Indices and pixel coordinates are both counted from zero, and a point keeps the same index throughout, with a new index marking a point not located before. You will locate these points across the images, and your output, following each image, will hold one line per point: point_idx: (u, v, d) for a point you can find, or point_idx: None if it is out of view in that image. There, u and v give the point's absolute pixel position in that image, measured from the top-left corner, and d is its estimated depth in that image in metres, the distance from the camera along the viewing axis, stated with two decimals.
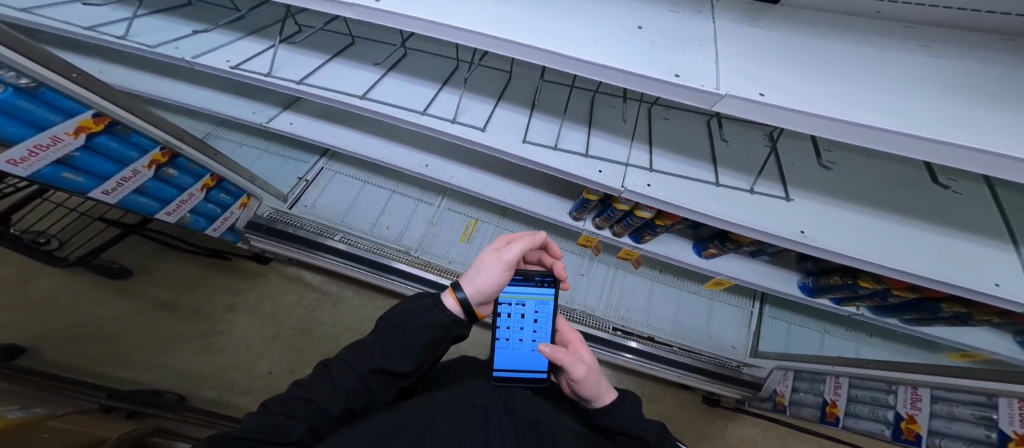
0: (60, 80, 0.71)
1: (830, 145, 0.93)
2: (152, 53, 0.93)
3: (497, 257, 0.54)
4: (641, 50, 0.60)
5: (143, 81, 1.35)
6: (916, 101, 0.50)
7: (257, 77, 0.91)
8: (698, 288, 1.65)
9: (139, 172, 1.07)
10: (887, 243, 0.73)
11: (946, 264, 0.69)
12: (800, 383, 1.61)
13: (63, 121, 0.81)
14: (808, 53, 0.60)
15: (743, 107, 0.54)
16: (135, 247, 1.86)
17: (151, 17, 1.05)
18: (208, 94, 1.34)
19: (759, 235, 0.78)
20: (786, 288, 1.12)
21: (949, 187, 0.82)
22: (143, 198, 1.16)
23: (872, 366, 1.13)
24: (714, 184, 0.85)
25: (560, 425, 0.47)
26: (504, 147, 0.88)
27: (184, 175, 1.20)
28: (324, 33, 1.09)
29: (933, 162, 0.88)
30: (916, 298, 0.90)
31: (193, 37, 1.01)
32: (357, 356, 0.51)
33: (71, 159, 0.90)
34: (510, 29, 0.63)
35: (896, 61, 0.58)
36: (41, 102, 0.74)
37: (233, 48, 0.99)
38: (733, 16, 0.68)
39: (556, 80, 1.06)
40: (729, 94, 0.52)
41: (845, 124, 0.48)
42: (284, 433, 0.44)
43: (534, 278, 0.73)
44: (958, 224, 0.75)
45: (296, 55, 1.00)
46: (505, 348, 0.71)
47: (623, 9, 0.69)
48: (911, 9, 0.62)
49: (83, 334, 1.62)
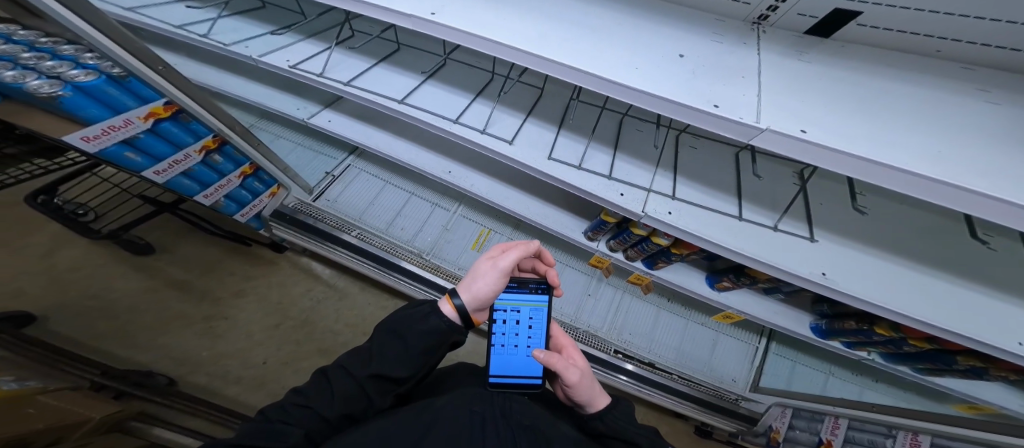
0: (149, 71, 0.74)
1: (863, 189, 0.94)
2: (225, 51, 0.97)
3: (492, 264, 0.54)
4: (681, 78, 0.62)
5: (204, 72, 1.40)
6: (962, 150, 0.51)
7: (311, 76, 0.93)
8: (705, 320, 1.64)
9: (190, 156, 1.07)
10: (920, 294, 0.74)
11: (974, 318, 0.69)
12: (797, 421, 1.55)
13: (137, 106, 0.84)
14: (851, 89, 0.62)
15: (782, 143, 0.55)
16: (161, 224, 1.86)
17: (230, 18, 1.10)
18: (258, 88, 1.37)
19: (778, 273, 0.79)
20: (796, 328, 1.12)
21: (987, 243, 0.83)
22: (187, 180, 1.15)
23: (874, 409, 1.14)
24: (736, 217, 0.86)
25: (565, 433, 0.46)
26: (529, 162, 0.88)
27: (227, 161, 1.21)
28: (378, 41, 1.12)
29: (973, 216, 0.87)
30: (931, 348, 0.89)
31: (262, 37, 1.04)
32: (354, 363, 0.51)
33: (136, 140, 0.91)
34: (554, 50, 0.65)
35: (949, 104, 0.60)
36: (125, 89, 0.80)
37: (293, 49, 1.01)
38: (783, 48, 0.70)
39: (588, 100, 1.08)
40: (769, 129, 0.54)
41: (881, 168, 0.49)
42: (280, 439, 0.43)
43: (529, 284, 0.73)
44: (985, 281, 0.76)
45: (349, 58, 1.02)
46: (500, 354, 0.72)
47: (678, 36, 0.71)
48: (963, 48, 0.64)
49: (92, 307, 1.59)
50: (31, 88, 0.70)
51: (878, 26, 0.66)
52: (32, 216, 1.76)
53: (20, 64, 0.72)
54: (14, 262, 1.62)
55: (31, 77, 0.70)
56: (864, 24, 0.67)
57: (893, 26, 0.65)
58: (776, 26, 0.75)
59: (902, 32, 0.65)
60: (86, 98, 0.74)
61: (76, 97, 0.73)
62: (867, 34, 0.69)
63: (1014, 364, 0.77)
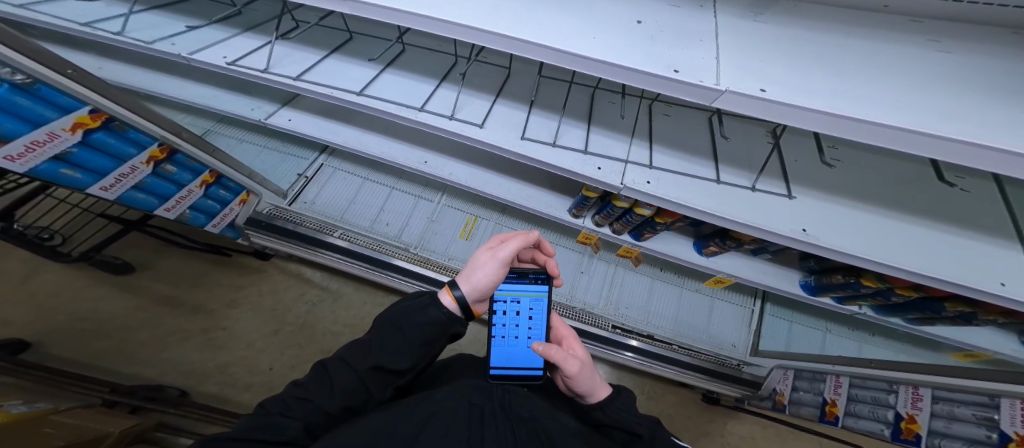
0: (55, 75, 0.70)
1: (834, 143, 0.92)
2: (149, 50, 0.91)
3: (491, 255, 0.55)
4: (637, 43, 0.58)
5: (141, 77, 1.33)
6: (926, 96, 0.49)
7: (254, 73, 0.89)
8: (699, 286, 1.64)
9: (138, 168, 1.06)
10: (906, 245, 0.72)
11: (955, 264, 0.68)
12: (800, 382, 1.56)
13: (59, 117, 0.80)
14: (807, 48, 0.59)
15: (745, 104, 0.52)
16: (137, 242, 1.87)
17: (148, 14, 1.04)
18: (202, 90, 1.33)
19: (758, 232, 0.78)
20: (788, 286, 1.13)
21: (957, 184, 0.81)
22: (142, 194, 1.15)
23: (872, 364, 1.12)
24: (715, 181, 0.84)
25: (563, 424, 0.47)
26: (504, 143, 0.86)
27: (183, 171, 1.18)
28: (320, 29, 1.08)
29: (939, 160, 0.86)
30: (919, 296, 0.90)
31: (190, 33, 0.99)
32: (355, 355, 0.50)
33: (68, 155, 0.90)
34: (493, 22, 0.62)
35: (906, 57, 0.56)
36: (37, 99, 0.74)
37: (230, 44, 0.98)
38: (736, 11, 0.66)
39: (555, 76, 1.04)
40: (729, 90, 0.50)
41: (852, 121, 0.47)
42: (281, 432, 0.42)
43: (529, 275, 0.75)
44: (967, 224, 0.74)
45: (294, 51, 0.99)
46: (500, 345, 0.74)
47: (625, 3, 0.67)
48: (920, 2, 0.60)
49: (86, 329, 1.63)
50: None
51: None
52: (6, 246, 1.76)
53: None
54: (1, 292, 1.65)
55: None
56: None
57: None
58: None
59: None
60: None
61: None
62: None
63: (998, 306, 0.77)
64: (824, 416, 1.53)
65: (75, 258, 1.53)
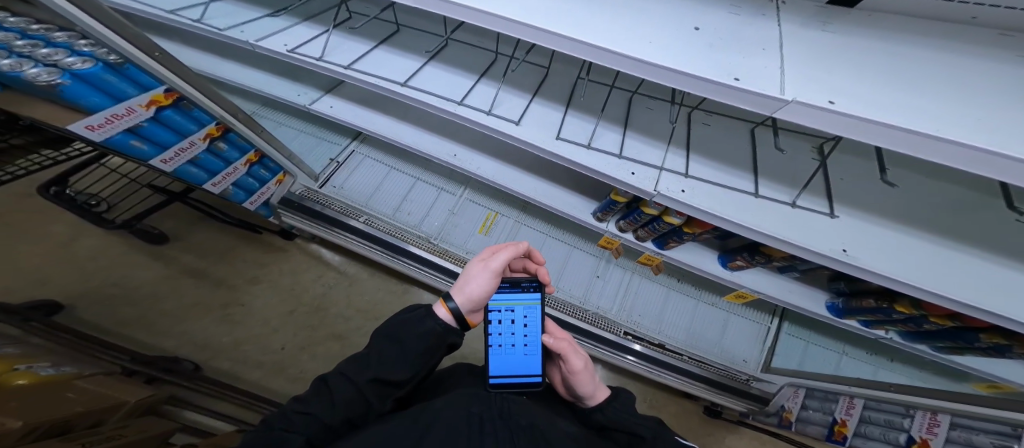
0: (145, 58, 0.70)
1: (885, 163, 0.90)
2: (220, 36, 0.92)
3: (484, 266, 0.57)
4: (701, 53, 0.56)
5: (195, 57, 1.39)
6: (1002, 119, 0.47)
7: (309, 61, 0.89)
8: (716, 299, 1.61)
9: (195, 144, 1.00)
10: (956, 279, 0.69)
11: (999, 296, 0.66)
12: (811, 402, 1.48)
13: (138, 94, 0.79)
14: (885, 62, 0.57)
15: (815, 117, 0.49)
16: (170, 214, 1.94)
17: (225, 2, 1.05)
18: (252, 73, 1.35)
19: (795, 249, 0.76)
20: (812, 307, 1.12)
21: (1022, 214, 0.78)
22: (195, 168, 1.09)
23: (893, 388, 1.06)
24: (752, 194, 0.83)
25: (564, 429, 0.48)
26: (540, 143, 0.84)
27: (233, 149, 1.15)
28: (374, 21, 1.05)
29: (999, 188, 0.83)
30: (953, 326, 0.90)
31: (260, 21, 0.99)
32: (354, 369, 0.52)
33: (140, 128, 0.85)
34: (552, 20, 0.61)
35: (995, 78, 0.53)
36: (123, 76, 0.75)
37: (291, 33, 0.97)
38: (804, 20, 0.66)
39: (596, 78, 1.02)
40: (798, 100, 0.48)
41: (933, 141, 0.44)
42: (283, 445, 0.43)
43: (521, 283, 0.76)
44: (1016, 257, 0.72)
45: (348, 41, 0.97)
46: (499, 354, 0.71)
47: (691, 10, 0.65)
48: (1003, 18, 0.58)
49: (114, 295, 1.71)
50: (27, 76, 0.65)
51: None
52: (52, 207, 1.87)
53: (14, 51, 0.67)
54: (41, 251, 1.75)
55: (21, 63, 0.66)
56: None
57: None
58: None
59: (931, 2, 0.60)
60: (86, 87, 0.70)
61: (74, 85, 0.68)
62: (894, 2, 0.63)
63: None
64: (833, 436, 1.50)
65: (118, 225, 1.62)
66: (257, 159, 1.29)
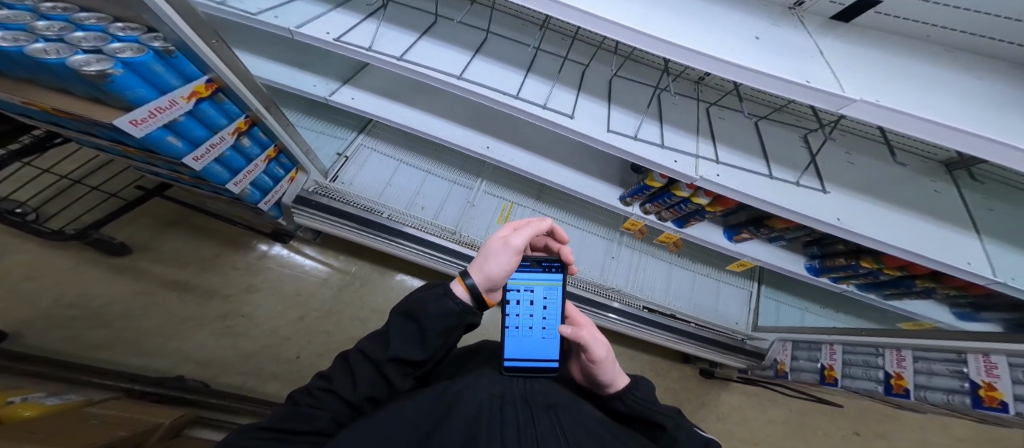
0: (201, 43, 0.71)
1: (850, 150, 1.09)
2: (254, 21, 0.90)
3: (503, 243, 0.51)
4: (767, 58, 0.66)
5: None
6: (968, 111, 0.62)
7: (358, 50, 0.90)
8: (710, 270, 1.81)
9: (225, 139, 0.92)
10: (925, 238, 0.88)
11: (945, 251, 0.86)
12: (799, 352, 1.59)
13: (179, 85, 0.74)
14: (886, 66, 0.72)
15: (868, 111, 0.61)
16: (133, 220, 1.72)
17: None
18: (263, 63, 1.31)
19: (804, 219, 0.91)
20: (798, 269, 1.32)
21: (937, 189, 1.02)
22: (219, 166, 1.00)
23: (863, 333, 1.31)
24: (768, 176, 0.96)
25: (589, 413, 0.50)
26: (596, 135, 0.91)
27: (255, 145, 1.10)
28: (413, 13, 1.07)
29: (922, 166, 1.09)
30: (898, 275, 1.14)
31: (290, 6, 0.98)
32: (374, 349, 0.53)
33: (176, 122, 0.78)
34: (629, 18, 0.67)
35: (962, 84, 0.70)
36: (169, 66, 0.71)
37: (328, 20, 0.96)
38: (822, 30, 0.80)
39: (626, 75, 1.11)
40: (861, 99, 0.60)
41: (951, 130, 0.57)
42: (310, 422, 0.47)
43: (541, 262, 0.70)
44: (949, 220, 0.94)
45: (389, 31, 0.99)
46: (516, 336, 0.66)
47: (740, 20, 0.76)
48: (951, 37, 0.78)
49: (76, 318, 1.50)
50: (76, 64, 0.59)
51: (893, 15, 0.78)
52: None
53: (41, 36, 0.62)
54: None
55: (70, 52, 0.61)
56: (880, 13, 0.79)
57: (905, 15, 0.77)
58: (807, 13, 0.86)
59: (906, 20, 0.78)
60: (135, 77, 0.64)
61: (127, 74, 0.63)
62: (879, 20, 0.81)
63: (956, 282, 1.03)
64: (822, 381, 1.45)
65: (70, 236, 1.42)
66: (275, 155, 1.25)
